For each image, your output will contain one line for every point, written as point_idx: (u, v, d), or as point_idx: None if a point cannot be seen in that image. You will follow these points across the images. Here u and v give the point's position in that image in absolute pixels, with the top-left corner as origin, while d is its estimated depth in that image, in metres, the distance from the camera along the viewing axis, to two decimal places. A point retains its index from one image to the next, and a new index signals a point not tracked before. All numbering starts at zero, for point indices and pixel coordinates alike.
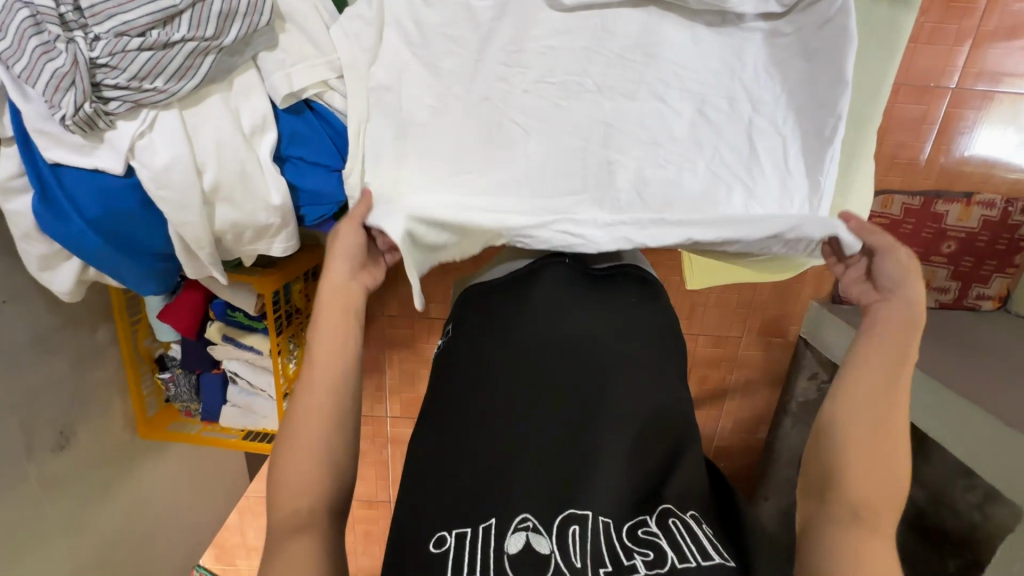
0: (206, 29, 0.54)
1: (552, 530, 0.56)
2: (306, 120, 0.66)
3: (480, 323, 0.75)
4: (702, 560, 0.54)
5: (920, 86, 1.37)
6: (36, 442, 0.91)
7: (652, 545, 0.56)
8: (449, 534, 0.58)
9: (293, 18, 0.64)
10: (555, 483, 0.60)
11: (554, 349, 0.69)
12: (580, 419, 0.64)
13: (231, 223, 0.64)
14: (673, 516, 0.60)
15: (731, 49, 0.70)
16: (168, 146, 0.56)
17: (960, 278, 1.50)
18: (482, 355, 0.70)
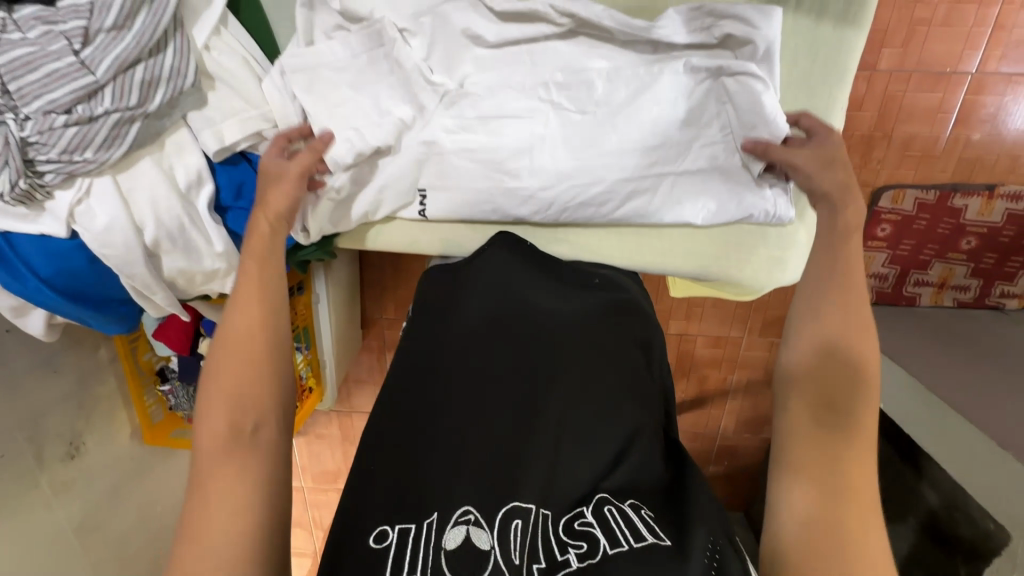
0: (130, 99, 0.57)
1: (494, 524, 0.56)
2: (243, 170, 0.69)
3: (431, 302, 0.75)
4: (634, 542, 0.54)
5: (934, 72, 1.27)
6: (45, 453, 1.03)
7: (587, 536, 0.56)
8: (391, 529, 0.57)
9: (221, 75, 0.65)
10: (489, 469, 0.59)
11: (502, 334, 0.69)
12: (523, 404, 0.63)
13: (179, 271, 0.68)
14: (609, 503, 0.59)
15: (671, 80, 0.70)
16: (105, 209, 0.60)
17: (981, 276, 1.40)
18: (433, 331, 0.71)
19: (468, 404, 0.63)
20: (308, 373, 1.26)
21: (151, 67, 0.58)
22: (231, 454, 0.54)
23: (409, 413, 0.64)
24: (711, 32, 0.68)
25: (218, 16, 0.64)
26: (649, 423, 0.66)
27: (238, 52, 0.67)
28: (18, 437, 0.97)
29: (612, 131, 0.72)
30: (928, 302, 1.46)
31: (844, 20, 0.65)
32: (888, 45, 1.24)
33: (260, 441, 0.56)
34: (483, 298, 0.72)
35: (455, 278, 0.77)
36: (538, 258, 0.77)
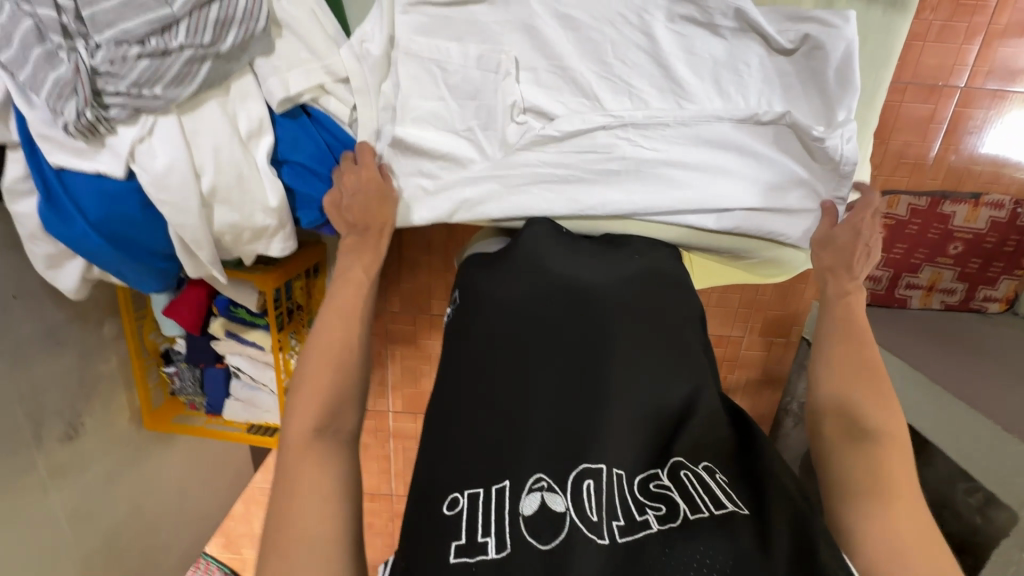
0: (203, 37, 0.55)
1: (567, 488, 0.57)
2: (301, 124, 0.68)
3: (473, 279, 0.76)
4: (715, 510, 0.56)
5: (928, 85, 1.35)
6: (44, 432, 0.96)
7: (665, 499, 0.57)
8: (462, 496, 0.58)
9: (290, 25, 0.64)
10: (558, 442, 0.60)
11: (553, 307, 0.68)
12: (579, 378, 0.64)
13: (228, 224, 0.66)
14: (684, 468, 0.60)
15: (743, 97, 0.71)
16: (167, 149, 0.58)
17: (966, 280, 1.47)
18: (482, 309, 0.70)
19: (525, 383, 0.64)
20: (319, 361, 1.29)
21: (226, 6, 0.56)
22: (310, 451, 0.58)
23: (468, 391, 0.65)
24: (787, 36, 0.68)
25: None
26: (703, 387, 0.67)
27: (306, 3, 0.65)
28: (18, 412, 0.90)
29: (693, 145, 0.73)
30: (917, 304, 1.52)
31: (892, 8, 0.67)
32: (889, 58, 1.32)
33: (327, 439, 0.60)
34: (530, 273, 0.71)
35: (495, 259, 0.76)
36: (577, 238, 0.77)
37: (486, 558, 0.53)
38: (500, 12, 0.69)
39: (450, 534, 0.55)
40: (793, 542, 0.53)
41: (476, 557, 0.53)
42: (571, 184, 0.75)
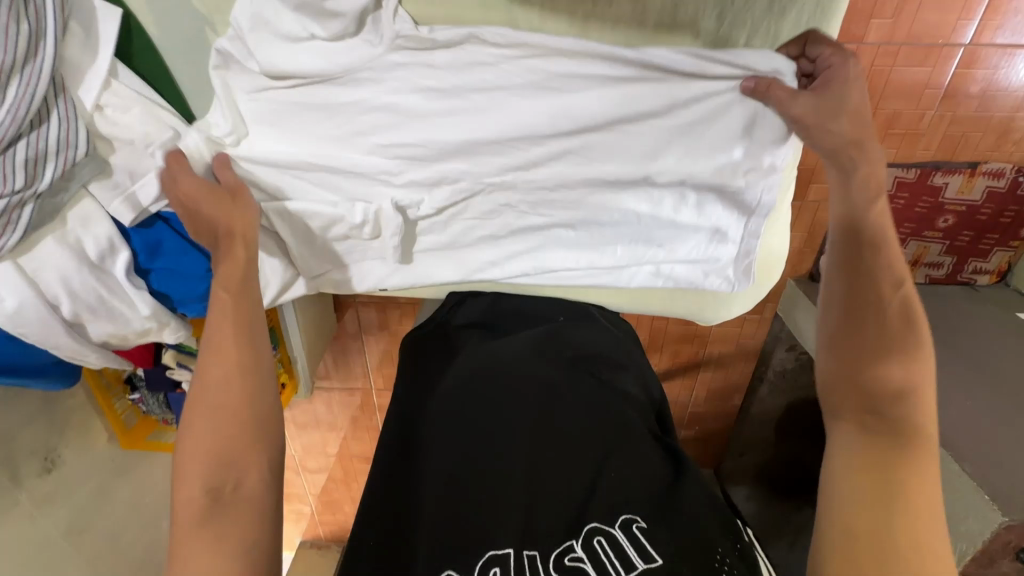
0: (14, 182, 0.53)
1: (474, 574, 0.59)
2: (158, 230, 0.65)
3: (401, 370, 0.79)
4: (625, 574, 0.57)
5: (924, 43, 0.99)
6: (20, 472, 1.06)
7: (579, 573, 0.58)
8: None
9: (118, 135, 0.59)
10: (466, 521, 0.62)
11: (467, 390, 0.73)
12: (494, 449, 0.67)
13: (108, 333, 0.67)
14: (599, 534, 0.60)
15: (630, 156, 0.66)
16: (11, 292, 0.57)
17: (956, 254, 1.17)
18: (417, 396, 0.76)
19: (445, 458, 0.67)
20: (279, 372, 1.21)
21: (34, 142, 0.54)
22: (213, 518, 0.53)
23: (395, 476, 0.68)
24: (669, 96, 0.63)
25: (105, 69, 0.57)
26: (613, 441, 0.69)
27: (134, 105, 0.59)
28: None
29: (583, 211, 0.71)
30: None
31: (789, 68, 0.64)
32: (874, 18, 0.97)
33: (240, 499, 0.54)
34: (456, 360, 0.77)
35: (424, 350, 0.81)
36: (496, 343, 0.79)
37: None
38: (350, 90, 0.62)
39: None
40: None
41: None
42: (474, 255, 0.75)
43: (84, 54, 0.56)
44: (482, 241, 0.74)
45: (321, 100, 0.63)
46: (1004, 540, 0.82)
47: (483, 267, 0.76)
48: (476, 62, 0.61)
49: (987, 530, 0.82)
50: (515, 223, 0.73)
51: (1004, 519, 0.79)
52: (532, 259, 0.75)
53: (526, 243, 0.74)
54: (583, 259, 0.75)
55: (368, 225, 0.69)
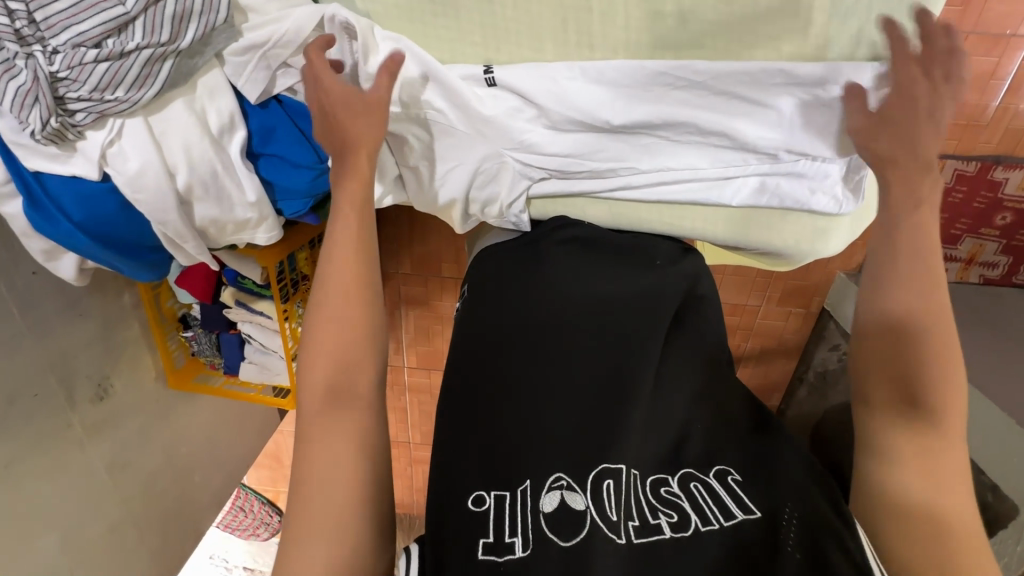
0: (161, 35, 0.54)
1: (588, 487, 0.55)
2: (273, 114, 0.66)
3: (482, 277, 0.74)
4: (724, 521, 0.55)
5: (991, 33, 0.97)
6: (76, 395, 1.04)
7: (676, 507, 0.57)
8: (488, 493, 0.56)
9: (253, 10, 0.61)
10: (576, 438, 0.58)
11: (572, 312, 0.67)
12: (600, 382, 0.62)
13: (210, 218, 0.67)
14: (695, 480, 0.59)
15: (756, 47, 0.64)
16: (137, 151, 0.58)
17: (1014, 254, 1.12)
18: (495, 309, 0.69)
19: (556, 381, 0.62)
20: None
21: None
22: (337, 411, 0.54)
23: (483, 381, 0.63)
24: None
25: None
26: (705, 394, 0.67)
27: None
28: (49, 378, 0.99)
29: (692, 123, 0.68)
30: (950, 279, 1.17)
31: (915, 5, 0.60)
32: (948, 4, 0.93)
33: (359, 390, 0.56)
34: (552, 276, 0.70)
35: (512, 257, 0.75)
36: (575, 256, 0.73)
37: (513, 558, 0.51)
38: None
39: (476, 532, 0.53)
40: (807, 557, 0.52)
41: (504, 557, 0.51)
42: (572, 167, 0.73)
43: None
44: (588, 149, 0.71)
45: None
46: None
47: (580, 170, 0.73)
48: None
49: None
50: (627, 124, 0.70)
51: None
52: (629, 165, 0.72)
53: (627, 149, 0.71)
54: (686, 166, 0.72)
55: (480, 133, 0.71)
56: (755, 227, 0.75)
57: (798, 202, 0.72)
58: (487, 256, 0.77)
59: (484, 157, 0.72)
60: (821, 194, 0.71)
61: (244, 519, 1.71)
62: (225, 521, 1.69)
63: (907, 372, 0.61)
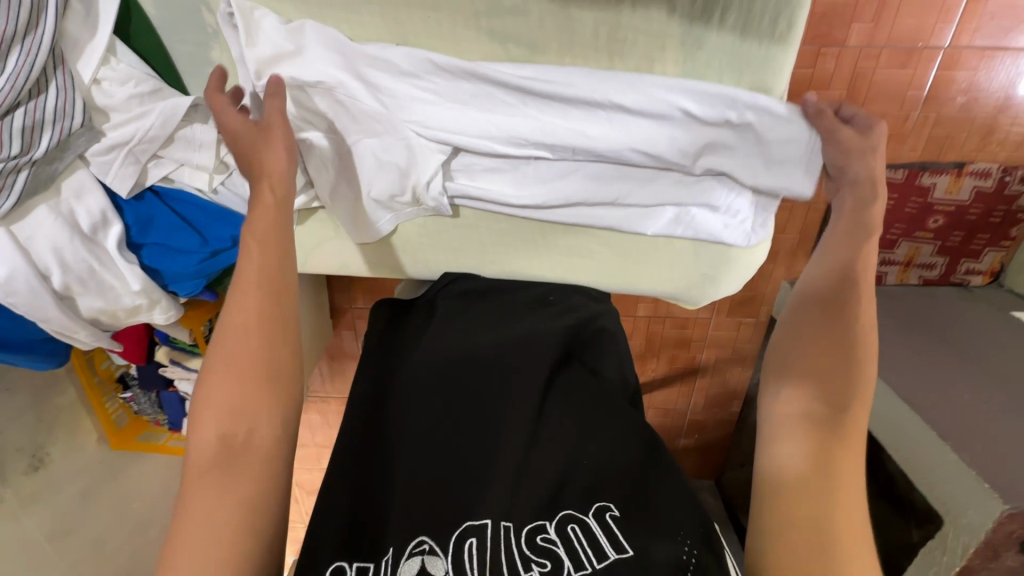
0: (11, 148, 0.55)
1: (449, 550, 0.54)
2: (151, 204, 0.66)
3: (379, 334, 0.73)
4: (597, 564, 0.53)
5: (903, 47, 0.95)
6: (8, 468, 1.04)
7: (550, 554, 0.54)
8: (349, 566, 0.54)
9: (112, 108, 0.61)
10: (446, 500, 0.58)
11: (452, 364, 0.67)
12: (472, 434, 0.62)
13: (97, 309, 0.67)
14: (573, 521, 0.57)
15: (645, 93, 0.62)
16: (2, 260, 0.58)
17: (948, 254, 1.12)
18: (380, 369, 0.69)
19: (430, 439, 0.62)
20: None
21: (31, 111, 0.55)
22: (224, 472, 0.48)
23: (363, 446, 0.62)
24: (682, 32, 0.60)
25: (104, 44, 0.59)
26: (594, 432, 0.64)
27: (131, 75, 0.61)
28: None
29: (595, 157, 0.66)
30: (892, 283, 1.17)
31: (766, 67, 0.61)
32: (853, 23, 0.93)
33: (254, 448, 0.49)
34: (435, 331, 0.70)
35: (407, 316, 0.75)
36: (464, 308, 0.73)
37: None
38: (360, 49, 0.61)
39: None
40: None
41: None
42: (486, 215, 0.73)
43: (85, 32, 0.58)
44: (497, 193, 0.70)
45: (310, 60, 0.61)
46: (1007, 532, 0.79)
47: (492, 215, 0.73)
48: (473, 26, 0.61)
49: (989, 520, 0.79)
50: (530, 171, 0.69)
51: (1005, 506, 0.76)
52: (538, 207, 0.71)
53: (533, 195, 0.70)
54: (592, 210, 0.71)
55: (376, 180, 0.67)
56: (663, 267, 0.75)
57: (704, 236, 0.71)
58: (387, 307, 0.76)
59: (390, 190, 0.68)
60: (729, 230, 0.71)
61: None
62: None
63: (833, 374, 0.57)
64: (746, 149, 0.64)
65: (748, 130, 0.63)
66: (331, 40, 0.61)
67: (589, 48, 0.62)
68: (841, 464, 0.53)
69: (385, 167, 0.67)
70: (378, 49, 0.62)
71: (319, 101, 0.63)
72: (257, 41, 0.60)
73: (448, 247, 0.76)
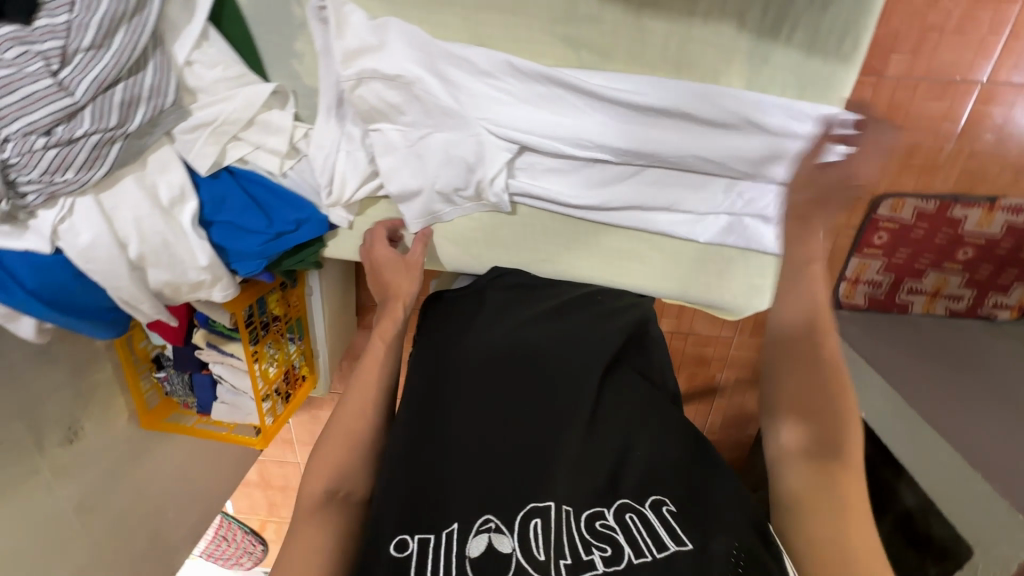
0: (109, 120, 0.57)
1: (515, 528, 0.54)
2: (224, 183, 0.69)
3: (428, 325, 0.75)
4: (658, 552, 0.53)
5: (941, 79, 0.97)
6: (45, 439, 1.06)
7: (609, 539, 0.54)
8: (411, 539, 0.53)
9: (202, 89, 0.64)
10: (502, 480, 0.58)
11: (503, 354, 0.69)
12: (526, 421, 0.64)
13: (164, 281, 0.69)
14: (631, 510, 0.57)
15: (714, 101, 0.64)
16: (87, 226, 0.61)
17: (976, 287, 1.12)
18: (433, 355, 0.70)
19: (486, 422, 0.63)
20: (303, 363, 1.34)
21: (130, 86, 0.58)
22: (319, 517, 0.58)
23: (419, 422, 0.63)
24: (750, 46, 0.62)
25: (199, 29, 0.62)
26: (642, 428, 0.66)
27: (221, 58, 0.64)
28: (17, 424, 1.00)
29: (658, 162, 0.69)
30: (918, 312, 1.18)
31: (829, 84, 0.63)
32: (893, 54, 0.96)
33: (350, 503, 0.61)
34: (487, 323, 0.72)
35: (454, 306, 0.77)
36: (514, 302, 0.75)
37: None
38: (439, 48, 0.64)
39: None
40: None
41: None
42: (541, 214, 0.76)
43: (183, 16, 0.62)
44: (557, 191, 0.72)
45: (390, 54, 0.64)
46: None
47: (546, 212, 0.76)
48: (549, 29, 0.64)
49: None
50: (590, 173, 0.71)
51: None
52: (595, 209, 0.73)
53: (592, 196, 0.72)
54: (647, 214, 0.73)
55: (443, 171, 0.70)
56: (712, 274, 0.76)
57: (753, 244, 0.73)
58: (432, 301, 0.79)
59: (454, 183, 0.71)
60: (777, 240, 0.73)
61: (227, 548, 1.75)
62: (207, 551, 1.71)
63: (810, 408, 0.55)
64: (806, 162, 0.66)
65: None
66: (413, 38, 0.64)
67: (658, 57, 0.64)
68: (844, 489, 0.52)
69: (451, 159, 0.69)
70: (458, 48, 0.64)
71: (396, 93, 0.65)
72: (343, 34, 0.63)
73: (498, 243, 0.78)
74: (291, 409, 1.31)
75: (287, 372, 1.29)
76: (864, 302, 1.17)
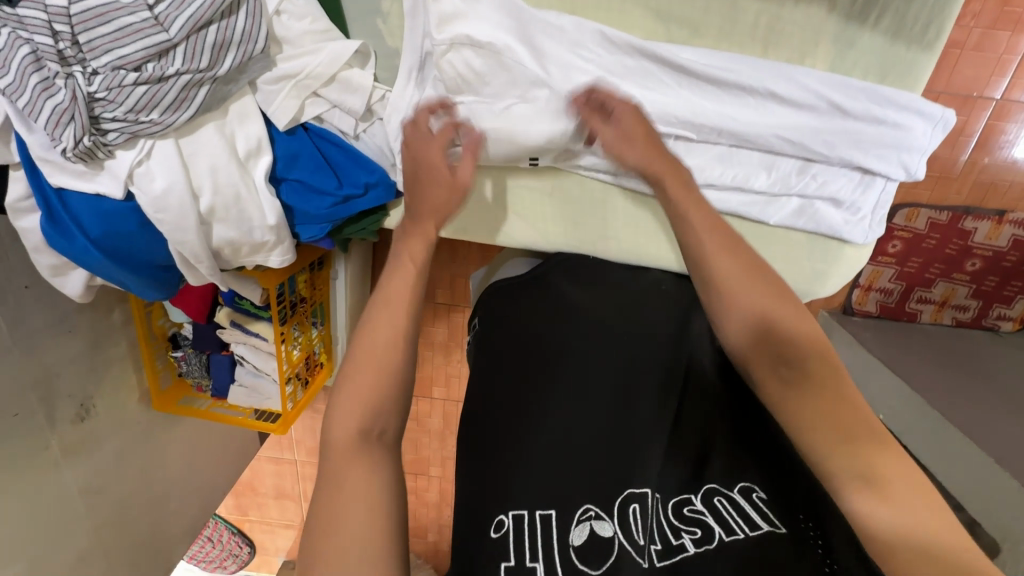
0: (200, 61, 0.55)
1: (614, 513, 0.56)
2: (299, 140, 0.67)
3: (490, 307, 0.75)
4: (751, 531, 0.52)
5: (959, 95, 1.00)
6: (57, 415, 0.99)
7: (699, 523, 0.54)
8: (506, 516, 0.54)
9: (289, 40, 0.63)
10: (588, 469, 0.59)
11: (567, 340, 0.69)
12: (600, 407, 0.64)
13: (228, 241, 0.65)
14: (719, 494, 0.56)
15: (796, 85, 0.66)
16: (164, 172, 0.58)
17: (982, 298, 1.10)
18: (497, 339, 0.70)
19: (561, 409, 0.63)
20: (322, 349, 1.27)
21: (223, 29, 0.56)
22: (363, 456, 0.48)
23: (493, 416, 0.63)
24: (838, 29, 0.64)
25: None
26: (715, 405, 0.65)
27: (307, 9, 0.63)
28: (31, 397, 0.93)
29: (737, 142, 0.70)
30: (925, 321, 1.15)
31: (909, 71, 0.65)
32: None
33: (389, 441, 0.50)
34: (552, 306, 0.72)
35: (516, 289, 0.76)
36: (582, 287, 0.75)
37: None
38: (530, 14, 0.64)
39: (498, 557, 0.51)
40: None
41: None
42: (612, 190, 0.76)
43: None
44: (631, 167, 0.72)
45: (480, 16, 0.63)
46: None
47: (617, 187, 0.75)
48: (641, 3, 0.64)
49: None
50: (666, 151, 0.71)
51: None
52: None
53: None
54: (719, 195, 0.73)
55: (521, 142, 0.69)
56: (776, 259, 0.77)
57: (821, 229, 0.74)
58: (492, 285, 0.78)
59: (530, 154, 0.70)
60: (846, 226, 0.74)
61: (211, 551, 1.65)
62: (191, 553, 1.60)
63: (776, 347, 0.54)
64: (878, 148, 0.68)
65: (890, 129, 0.67)
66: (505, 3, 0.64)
67: (746, 37, 0.65)
68: (846, 422, 0.51)
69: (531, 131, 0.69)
70: (549, 16, 0.65)
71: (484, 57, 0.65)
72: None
73: (563, 220, 0.77)
74: (309, 397, 1.24)
75: (308, 357, 1.22)
76: (875, 310, 1.15)
